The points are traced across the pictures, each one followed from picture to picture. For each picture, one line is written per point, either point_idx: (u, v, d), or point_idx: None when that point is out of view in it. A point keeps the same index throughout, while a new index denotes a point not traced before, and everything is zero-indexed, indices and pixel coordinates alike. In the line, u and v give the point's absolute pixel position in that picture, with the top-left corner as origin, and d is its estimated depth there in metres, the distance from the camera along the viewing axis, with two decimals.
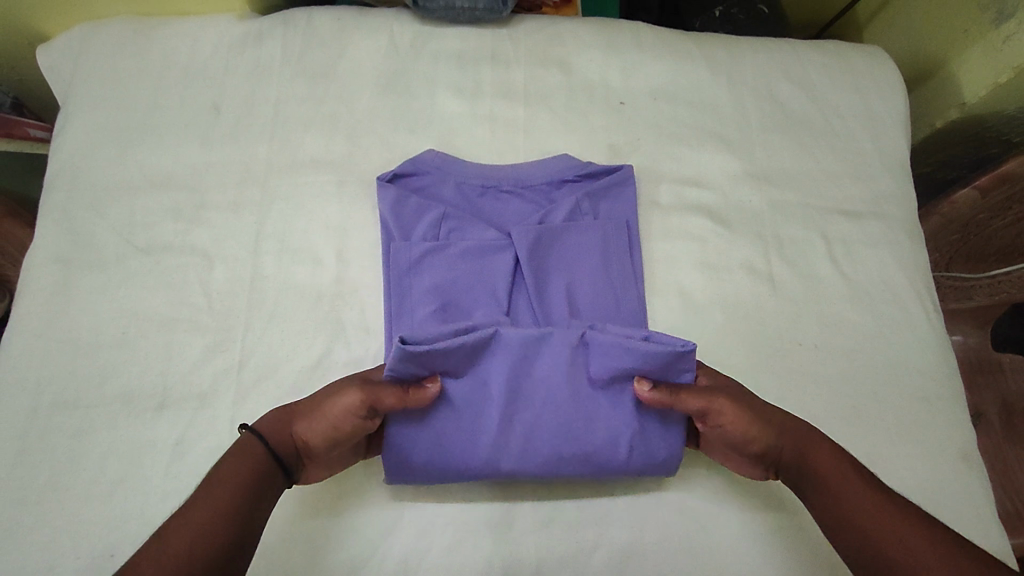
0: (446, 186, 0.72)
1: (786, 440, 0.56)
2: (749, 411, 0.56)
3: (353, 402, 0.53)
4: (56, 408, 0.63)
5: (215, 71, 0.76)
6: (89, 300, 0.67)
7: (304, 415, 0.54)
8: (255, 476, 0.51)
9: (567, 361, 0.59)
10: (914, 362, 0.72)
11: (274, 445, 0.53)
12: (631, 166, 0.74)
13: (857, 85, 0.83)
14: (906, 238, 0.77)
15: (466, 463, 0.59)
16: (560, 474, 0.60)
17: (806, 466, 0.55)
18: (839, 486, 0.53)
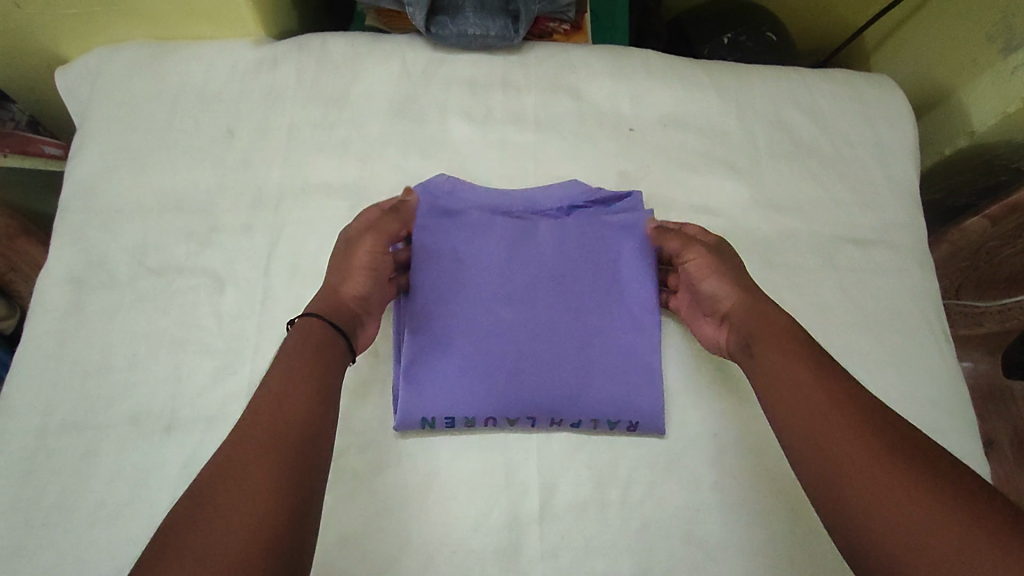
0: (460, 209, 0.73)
1: (748, 288, 0.66)
2: (720, 251, 0.69)
3: (372, 241, 0.66)
4: (65, 430, 0.63)
5: (230, 94, 0.77)
6: (100, 321, 0.67)
7: (334, 280, 0.64)
8: (327, 339, 0.58)
9: (567, 222, 0.73)
10: (926, 392, 0.71)
11: (329, 310, 0.61)
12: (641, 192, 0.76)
13: (865, 113, 0.83)
14: (917, 267, 0.77)
15: (486, 322, 0.68)
16: (572, 310, 0.69)
17: (760, 329, 0.62)
18: (782, 327, 0.61)
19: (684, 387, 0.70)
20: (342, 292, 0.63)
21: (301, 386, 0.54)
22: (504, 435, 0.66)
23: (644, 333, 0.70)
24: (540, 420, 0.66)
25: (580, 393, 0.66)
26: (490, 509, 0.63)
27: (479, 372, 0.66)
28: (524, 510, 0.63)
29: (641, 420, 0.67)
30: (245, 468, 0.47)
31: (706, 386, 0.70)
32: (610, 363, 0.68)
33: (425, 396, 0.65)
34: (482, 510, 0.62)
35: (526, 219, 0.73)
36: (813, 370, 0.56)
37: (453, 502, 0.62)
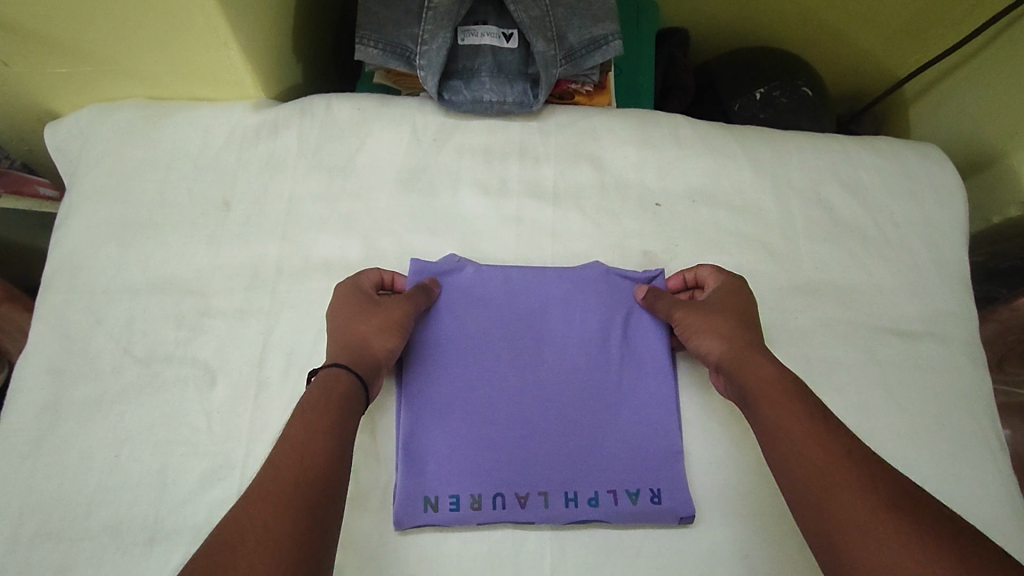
0: (467, 270, 0.68)
1: (741, 336, 0.61)
2: (714, 295, 0.65)
3: (405, 299, 0.63)
4: (37, 542, 0.58)
5: (227, 162, 0.72)
6: (80, 417, 0.62)
7: (357, 330, 0.60)
8: (353, 397, 0.55)
9: (575, 300, 0.68)
10: (977, 507, 0.65)
11: (356, 363, 0.58)
12: (663, 273, 0.70)
13: (912, 189, 0.77)
14: (967, 364, 0.71)
15: (492, 411, 0.63)
16: (582, 403, 0.65)
17: (754, 381, 0.58)
18: (769, 378, 0.57)
19: (716, 497, 0.63)
20: (366, 344, 0.60)
21: (328, 407, 0.53)
22: (520, 531, 0.60)
23: (661, 425, 0.64)
24: (553, 497, 0.60)
25: (594, 468, 0.62)
26: None
27: (485, 450, 0.62)
28: None
29: (662, 488, 0.62)
30: (305, 442, 0.50)
31: (740, 498, 0.63)
32: (620, 470, 0.63)
33: (429, 474, 0.61)
34: None
35: (537, 280, 0.68)
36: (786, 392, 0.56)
37: None
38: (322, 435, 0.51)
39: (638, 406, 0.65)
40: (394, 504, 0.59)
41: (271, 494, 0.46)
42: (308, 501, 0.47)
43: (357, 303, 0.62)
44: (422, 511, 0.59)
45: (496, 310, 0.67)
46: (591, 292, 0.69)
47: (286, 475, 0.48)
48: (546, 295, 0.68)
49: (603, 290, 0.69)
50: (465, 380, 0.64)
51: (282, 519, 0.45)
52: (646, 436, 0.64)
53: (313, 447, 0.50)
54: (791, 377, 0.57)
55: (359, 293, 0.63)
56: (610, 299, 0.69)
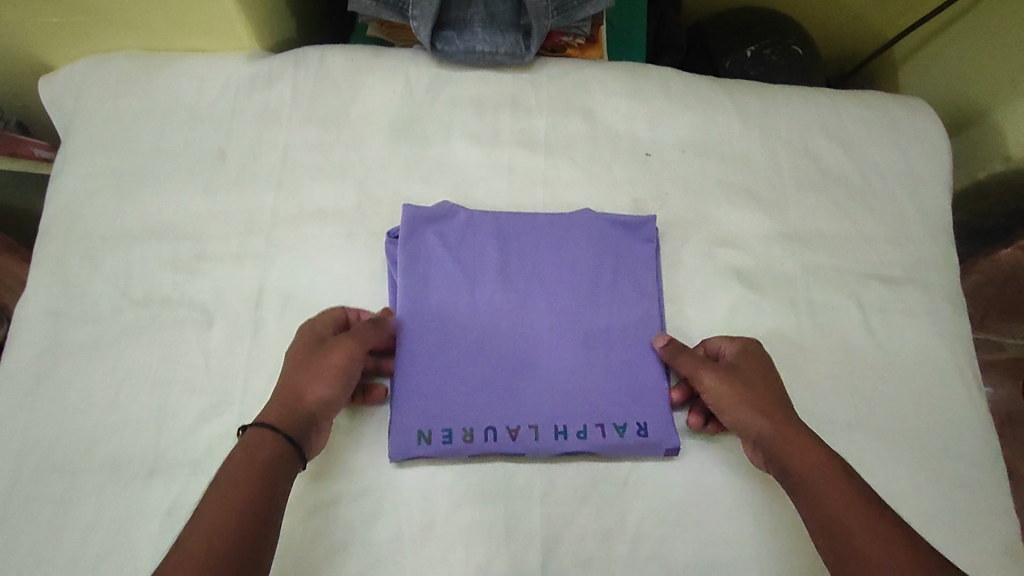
0: (458, 218, 0.69)
1: (778, 410, 0.59)
2: (743, 363, 0.62)
3: (348, 340, 0.59)
4: (41, 474, 0.60)
5: (222, 112, 0.73)
6: (80, 356, 0.63)
7: (294, 373, 0.57)
8: (278, 459, 0.52)
9: (565, 246, 0.69)
10: (950, 444, 0.68)
11: (285, 420, 0.55)
12: (655, 218, 0.71)
13: (898, 140, 0.78)
14: (948, 308, 0.73)
15: (484, 351, 0.65)
16: (572, 344, 0.66)
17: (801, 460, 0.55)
18: (818, 459, 0.55)
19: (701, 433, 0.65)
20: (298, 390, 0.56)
21: (264, 455, 0.52)
22: (514, 462, 0.63)
23: (649, 364, 0.66)
24: (544, 430, 0.62)
25: (583, 403, 0.64)
26: (492, 563, 0.59)
27: (477, 388, 0.64)
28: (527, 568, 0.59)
29: (648, 422, 0.64)
30: (249, 445, 0.52)
31: (724, 434, 0.66)
32: (609, 406, 0.64)
33: (422, 409, 0.62)
34: (484, 563, 0.59)
35: (527, 226, 0.70)
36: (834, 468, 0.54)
37: (452, 559, 0.59)
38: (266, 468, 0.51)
39: (626, 347, 0.67)
40: (389, 438, 0.61)
41: (218, 496, 0.49)
42: (247, 502, 0.49)
43: (303, 344, 0.59)
44: (416, 443, 0.61)
45: (488, 260, 0.68)
46: (580, 239, 0.70)
47: (231, 477, 0.50)
48: (536, 244, 0.69)
49: (593, 236, 0.70)
50: (459, 322, 0.66)
51: (217, 549, 0.45)
52: (634, 374, 0.66)
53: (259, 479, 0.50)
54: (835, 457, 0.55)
55: (306, 337, 0.60)
56: (599, 245, 0.70)
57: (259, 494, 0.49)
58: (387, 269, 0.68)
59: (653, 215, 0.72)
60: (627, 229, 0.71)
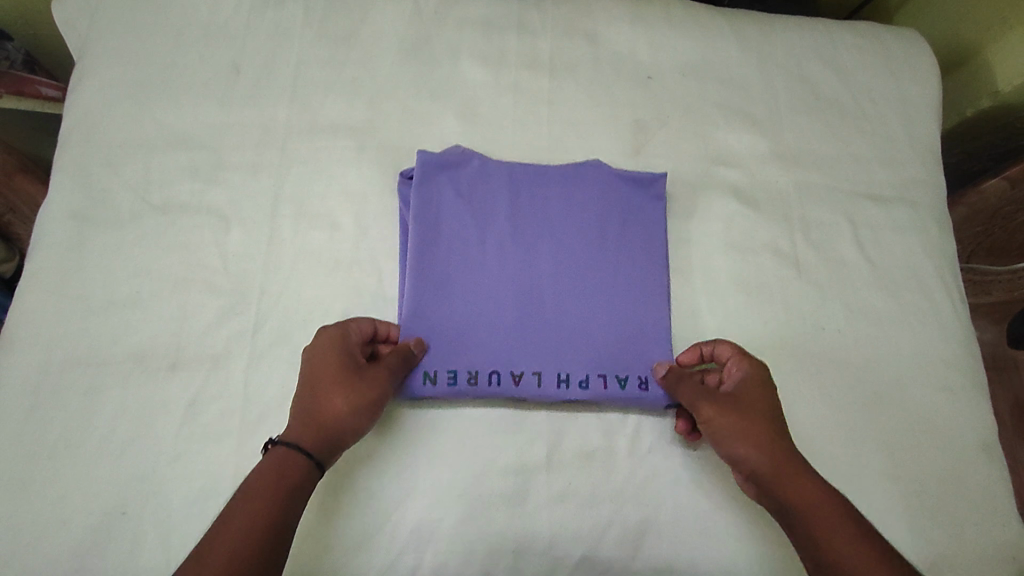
0: (471, 166, 0.70)
1: (781, 447, 0.57)
2: (747, 389, 0.60)
3: (387, 368, 0.59)
4: (67, 365, 0.62)
5: (235, 30, 0.74)
6: (104, 258, 0.66)
7: (330, 394, 0.56)
8: (298, 491, 0.53)
9: (575, 199, 0.70)
10: (936, 350, 0.71)
11: (313, 443, 0.54)
12: (665, 175, 0.72)
13: (890, 68, 0.81)
14: (935, 226, 0.76)
15: (492, 299, 0.65)
16: (578, 296, 0.66)
17: (802, 502, 0.54)
18: (821, 502, 0.53)
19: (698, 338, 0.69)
20: (337, 412, 0.55)
21: (272, 493, 0.51)
22: (517, 408, 0.64)
23: (654, 318, 0.66)
24: (547, 376, 0.63)
25: (588, 352, 0.64)
26: (498, 452, 0.62)
27: (483, 334, 0.64)
28: (532, 456, 0.62)
29: (650, 376, 0.64)
30: (265, 477, 0.52)
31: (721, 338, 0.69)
32: (612, 356, 0.65)
33: (429, 349, 0.63)
34: (490, 451, 0.62)
35: (537, 175, 0.70)
36: (832, 506, 0.53)
37: (461, 448, 0.62)
38: (266, 505, 0.51)
39: (631, 300, 0.67)
40: None
41: (231, 534, 0.49)
42: (257, 545, 0.49)
43: (336, 361, 0.58)
44: (421, 383, 0.62)
45: (499, 211, 0.69)
46: (591, 192, 0.70)
47: (244, 516, 0.50)
48: (546, 196, 0.70)
49: (603, 190, 0.70)
50: (468, 268, 0.66)
51: None
52: (639, 328, 0.66)
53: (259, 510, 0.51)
54: (842, 502, 0.54)
55: (329, 353, 0.58)
56: (609, 199, 0.70)
57: (269, 537, 0.50)
58: (400, 209, 0.70)
59: (664, 172, 0.72)
60: (636, 184, 0.71)
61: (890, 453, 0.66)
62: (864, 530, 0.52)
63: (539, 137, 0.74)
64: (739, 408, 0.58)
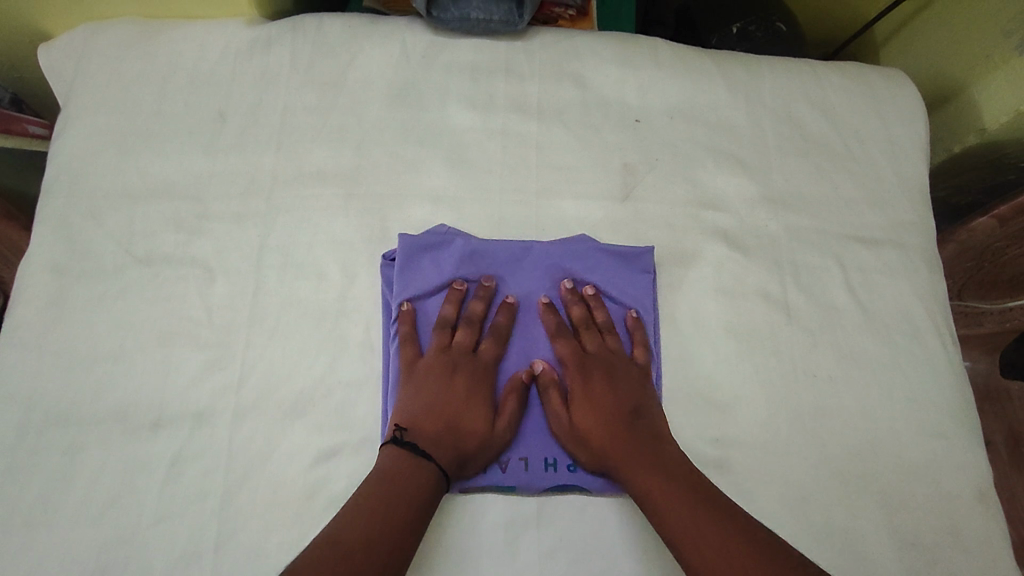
0: (455, 246, 0.68)
1: (615, 444, 0.61)
2: (576, 399, 0.64)
3: (511, 409, 0.63)
4: (47, 424, 0.61)
5: (222, 77, 0.74)
6: (86, 312, 0.65)
7: (464, 416, 0.62)
8: (430, 499, 0.56)
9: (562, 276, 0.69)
10: (930, 395, 0.70)
11: (448, 461, 0.59)
12: (652, 249, 0.71)
13: (877, 109, 0.81)
14: (925, 268, 0.76)
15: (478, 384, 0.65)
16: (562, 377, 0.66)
17: (640, 488, 0.58)
18: (657, 485, 0.57)
19: (688, 386, 0.68)
20: (469, 434, 0.61)
21: (410, 491, 0.56)
22: (507, 493, 0.62)
23: None
24: (533, 462, 0.63)
25: None
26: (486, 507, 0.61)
27: None
28: (520, 509, 0.61)
29: None
30: (409, 479, 0.56)
31: (712, 386, 0.68)
32: None
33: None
34: (477, 506, 0.61)
35: (524, 253, 0.69)
36: (676, 491, 0.57)
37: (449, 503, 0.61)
38: (405, 496, 0.55)
39: None
40: None
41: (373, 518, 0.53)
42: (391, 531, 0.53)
43: (466, 387, 0.63)
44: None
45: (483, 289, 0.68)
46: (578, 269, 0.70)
47: (390, 507, 0.54)
48: (532, 271, 0.69)
49: (590, 268, 0.70)
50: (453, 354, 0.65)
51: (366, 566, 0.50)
52: None
53: (391, 498, 0.55)
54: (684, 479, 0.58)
55: (481, 381, 0.64)
56: (597, 278, 0.69)
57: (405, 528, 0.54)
58: (382, 292, 0.68)
59: (651, 247, 0.72)
60: (625, 261, 0.70)
61: (885, 499, 0.65)
62: (712, 508, 0.55)
63: (527, 181, 0.74)
64: (575, 431, 0.63)
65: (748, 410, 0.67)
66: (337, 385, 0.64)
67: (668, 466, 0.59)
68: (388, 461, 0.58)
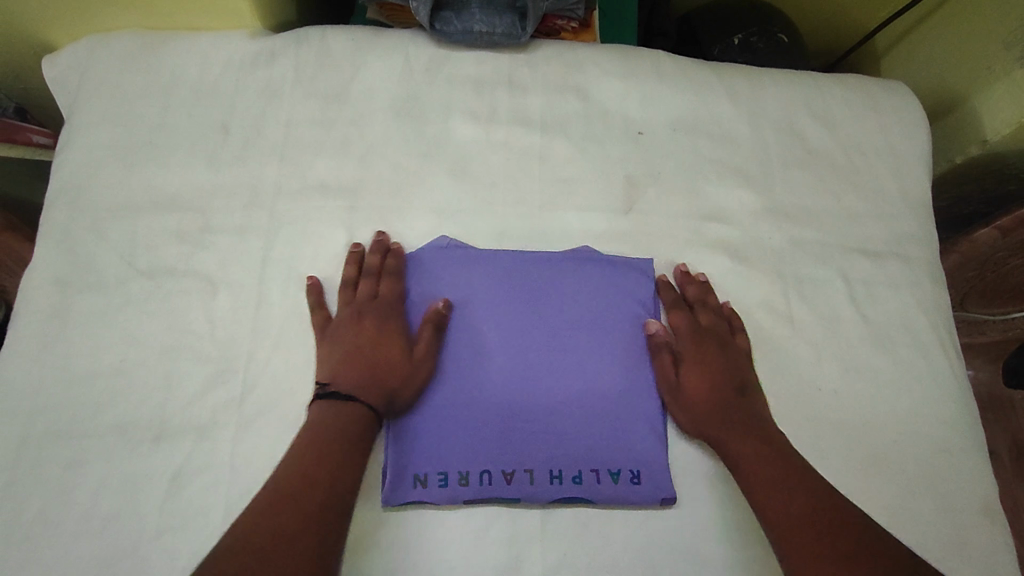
0: (454, 255, 0.69)
1: (720, 410, 0.64)
2: (689, 362, 0.67)
3: (427, 338, 0.65)
4: (49, 438, 0.61)
5: (225, 89, 0.74)
6: (89, 325, 0.65)
7: (382, 357, 0.63)
8: (358, 441, 0.59)
9: (564, 283, 0.69)
10: (935, 408, 0.70)
11: (373, 401, 0.61)
12: (648, 258, 0.72)
13: (879, 121, 0.82)
14: (928, 281, 0.76)
15: (479, 388, 0.64)
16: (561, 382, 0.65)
17: (735, 451, 0.61)
18: (758, 455, 0.60)
19: None
20: (391, 373, 0.62)
21: (337, 439, 0.58)
22: (510, 507, 0.61)
23: (646, 411, 0.65)
24: (539, 474, 0.62)
25: (580, 446, 0.63)
26: (490, 521, 0.60)
27: (471, 431, 0.63)
28: (523, 524, 0.60)
29: (642, 470, 0.63)
30: (334, 427, 0.59)
31: None
32: (608, 453, 0.64)
33: (419, 451, 0.62)
34: (480, 522, 0.60)
35: (526, 263, 0.70)
36: (780, 464, 0.60)
37: (450, 520, 0.60)
38: (336, 443, 0.57)
39: (624, 388, 0.66)
40: (383, 482, 0.60)
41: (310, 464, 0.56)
42: (324, 472, 0.55)
43: (380, 330, 0.65)
44: (411, 487, 0.60)
45: (471, 287, 0.68)
46: (579, 275, 0.70)
47: (320, 454, 0.56)
48: (527, 271, 0.69)
49: (593, 277, 0.70)
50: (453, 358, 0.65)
51: (310, 509, 0.53)
52: (631, 420, 0.65)
53: (323, 446, 0.57)
54: (781, 453, 0.61)
55: (385, 320, 0.65)
56: (601, 286, 0.70)
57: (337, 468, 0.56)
58: (387, 307, 0.68)
59: (649, 257, 0.72)
60: (626, 272, 0.71)
61: (891, 514, 0.65)
62: (808, 483, 0.58)
63: (530, 193, 0.74)
64: (682, 391, 0.65)
65: None
66: None
67: (773, 439, 0.62)
68: (312, 415, 0.60)
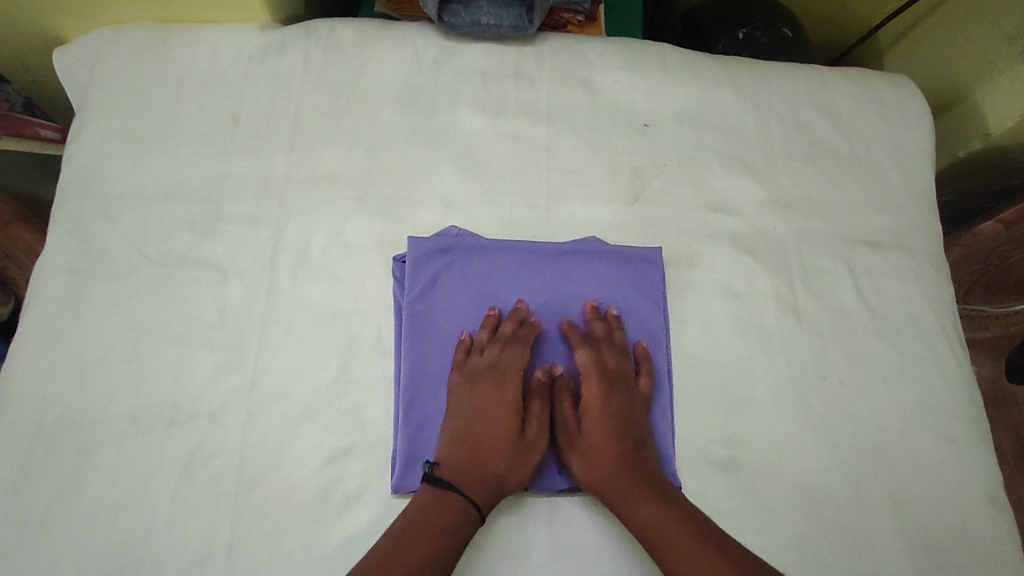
0: (462, 246, 0.69)
1: (615, 461, 0.61)
2: (588, 412, 0.65)
3: (536, 412, 0.64)
4: (61, 424, 0.62)
5: (235, 81, 0.75)
6: (101, 313, 0.66)
7: (489, 436, 0.62)
8: (455, 531, 0.56)
9: (570, 273, 0.70)
10: (939, 398, 0.71)
11: (484, 490, 0.59)
12: (658, 248, 0.71)
13: (883, 114, 0.82)
14: (932, 272, 0.76)
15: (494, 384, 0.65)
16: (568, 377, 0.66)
17: (630, 508, 0.59)
18: (653, 513, 0.57)
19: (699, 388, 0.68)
20: (497, 454, 0.61)
21: (435, 532, 0.55)
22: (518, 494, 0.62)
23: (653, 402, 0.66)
24: (545, 466, 0.63)
25: None
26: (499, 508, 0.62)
27: None
28: (531, 510, 0.62)
29: None
30: (432, 517, 0.56)
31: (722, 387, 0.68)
32: None
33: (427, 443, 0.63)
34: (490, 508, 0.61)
35: (532, 253, 0.69)
36: (677, 519, 0.57)
37: None
38: (437, 534, 0.55)
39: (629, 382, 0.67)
40: (393, 471, 0.62)
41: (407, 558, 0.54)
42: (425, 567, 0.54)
43: (495, 403, 0.63)
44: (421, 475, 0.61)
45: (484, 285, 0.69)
46: (586, 267, 0.70)
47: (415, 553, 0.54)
48: (534, 264, 0.69)
49: (599, 267, 0.70)
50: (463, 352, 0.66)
51: None
52: None
53: (412, 543, 0.55)
54: (676, 507, 0.58)
55: (495, 396, 0.64)
56: (607, 276, 0.70)
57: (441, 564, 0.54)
58: (393, 295, 0.68)
59: (657, 247, 0.72)
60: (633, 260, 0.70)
61: (895, 502, 0.66)
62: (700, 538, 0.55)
63: (537, 185, 0.74)
64: (580, 445, 0.63)
65: (761, 414, 0.67)
66: (348, 389, 0.64)
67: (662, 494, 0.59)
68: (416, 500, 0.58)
